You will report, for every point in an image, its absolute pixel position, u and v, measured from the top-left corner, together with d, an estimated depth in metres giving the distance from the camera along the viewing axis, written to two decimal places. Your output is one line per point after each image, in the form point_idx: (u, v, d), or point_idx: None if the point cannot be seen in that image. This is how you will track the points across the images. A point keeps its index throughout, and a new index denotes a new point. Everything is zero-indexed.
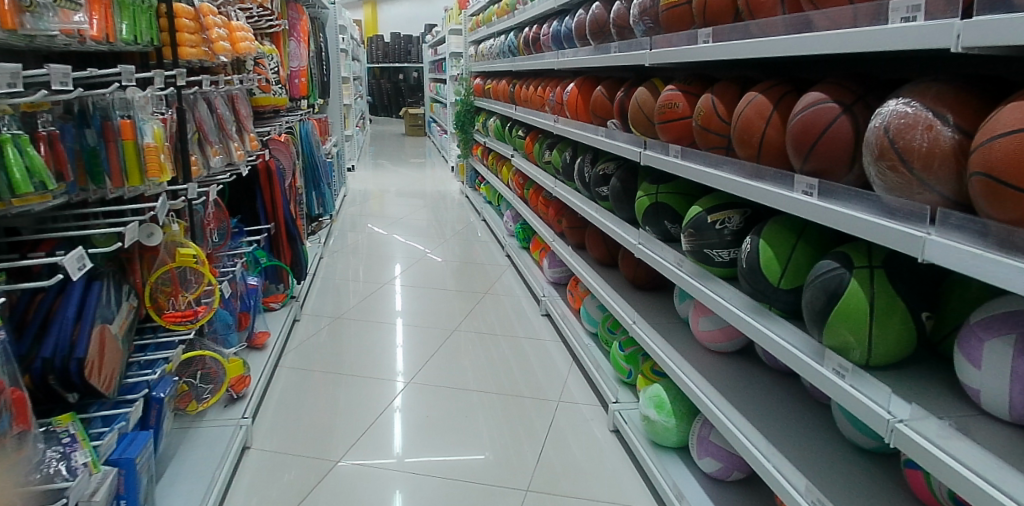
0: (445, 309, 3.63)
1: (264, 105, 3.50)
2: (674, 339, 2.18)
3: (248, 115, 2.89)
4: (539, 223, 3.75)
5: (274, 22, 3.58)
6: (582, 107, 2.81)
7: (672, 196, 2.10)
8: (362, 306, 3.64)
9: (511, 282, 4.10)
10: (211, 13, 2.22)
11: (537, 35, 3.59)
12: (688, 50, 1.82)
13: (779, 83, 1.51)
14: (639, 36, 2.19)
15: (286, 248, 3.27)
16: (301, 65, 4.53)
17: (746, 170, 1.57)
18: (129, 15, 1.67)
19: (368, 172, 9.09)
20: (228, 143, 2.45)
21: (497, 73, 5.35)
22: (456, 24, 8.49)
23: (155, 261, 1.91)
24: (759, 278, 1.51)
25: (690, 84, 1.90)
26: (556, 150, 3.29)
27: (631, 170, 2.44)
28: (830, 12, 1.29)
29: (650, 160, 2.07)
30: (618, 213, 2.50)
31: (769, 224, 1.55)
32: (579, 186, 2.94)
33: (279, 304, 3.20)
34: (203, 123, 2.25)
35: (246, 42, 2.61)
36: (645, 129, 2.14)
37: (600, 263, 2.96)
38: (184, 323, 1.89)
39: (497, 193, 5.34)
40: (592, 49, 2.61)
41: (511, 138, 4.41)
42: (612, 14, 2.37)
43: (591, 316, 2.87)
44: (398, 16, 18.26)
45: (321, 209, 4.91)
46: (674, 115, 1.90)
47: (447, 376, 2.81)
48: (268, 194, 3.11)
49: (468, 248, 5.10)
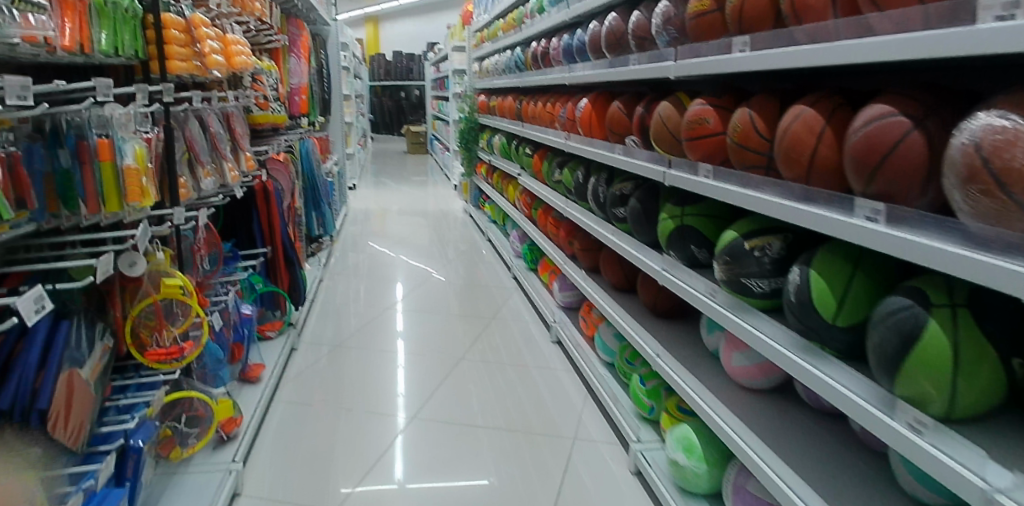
0: (450, 335, 3.45)
1: (262, 123, 3.33)
2: (702, 374, 2.01)
3: (244, 133, 2.74)
4: (549, 244, 3.58)
5: (272, 37, 3.44)
6: (596, 122, 2.66)
7: (700, 219, 1.96)
8: (363, 332, 3.47)
9: (519, 306, 3.93)
10: (204, 24, 2.06)
11: (546, 49, 3.45)
12: (720, 60, 1.67)
13: (829, 95, 1.36)
14: (661, 47, 2.05)
15: (284, 272, 3.10)
16: (302, 82, 4.40)
17: (795, 193, 1.41)
18: (110, 24, 1.51)
19: (370, 190, 8.96)
20: (222, 165, 2.30)
21: (502, 90, 5.22)
22: (457, 40, 8.38)
23: (138, 293, 1.75)
24: (811, 316, 1.36)
25: (721, 98, 1.75)
26: (566, 169, 3.15)
27: (651, 191, 2.28)
28: (894, 14, 1.13)
29: (676, 180, 1.92)
30: (638, 236, 2.34)
31: (819, 253, 1.40)
32: (593, 207, 2.79)
33: (275, 333, 3.03)
34: (195, 141, 2.10)
35: (241, 56, 2.46)
36: (668, 146, 1.98)
37: (616, 289, 2.79)
38: (169, 361, 1.74)
39: (502, 212, 5.19)
40: (608, 62, 2.46)
41: (517, 156, 4.25)
42: (631, 25, 2.23)
43: (607, 345, 2.71)
44: (401, 35, 18.34)
45: (321, 229, 4.74)
46: (704, 131, 1.74)
47: (453, 411, 2.63)
48: (266, 216, 2.95)
49: (473, 269, 4.93)
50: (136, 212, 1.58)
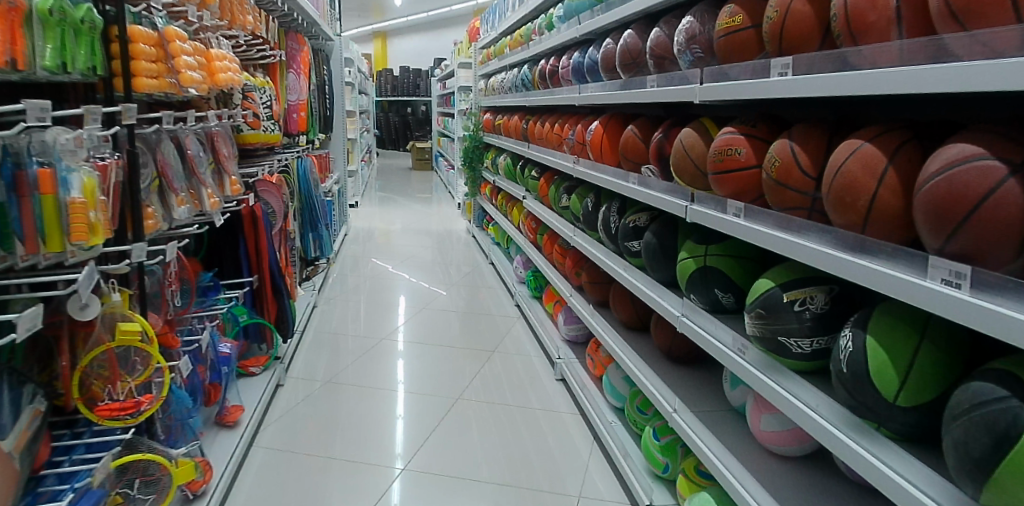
0: (448, 370, 3.22)
1: (252, 143, 3.10)
2: (724, 434, 1.79)
3: (231, 155, 2.56)
4: (554, 272, 3.38)
5: (267, 52, 3.27)
6: (607, 147, 2.47)
7: (725, 260, 1.75)
8: (357, 365, 3.25)
9: (522, 337, 3.71)
10: (183, 39, 1.87)
11: (554, 68, 3.26)
12: (756, 85, 1.47)
13: (892, 129, 1.18)
14: (683, 69, 1.86)
15: (271, 303, 2.90)
16: (301, 99, 4.22)
17: (847, 241, 1.20)
18: (58, 36, 1.30)
19: (374, 207, 8.77)
20: (199, 191, 2.10)
21: (508, 109, 5.05)
22: (464, 57, 8.24)
23: (89, 340, 1.57)
24: (866, 391, 1.15)
25: (754, 127, 1.55)
26: (574, 195, 2.95)
27: (668, 224, 2.07)
28: (981, 33, 0.93)
29: (700, 216, 1.72)
30: (652, 274, 2.13)
31: (876, 313, 1.19)
32: (602, 237, 2.58)
33: (258, 369, 2.83)
34: (170, 165, 1.91)
35: (226, 73, 2.28)
36: (691, 178, 1.78)
37: (627, 327, 2.57)
38: (123, 417, 1.59)
39: (506, 235, 4.99)
40: (623, 83, 2.27)
41: (523, 179, 4.06)
42: (649, 43, 2.03)
43: (616, 389, 2.50)
44: (410, 51, 18.28)
45: (318, 251, 4.54)
46: (734, 164, 1.55)
47: (449, 460, 2.41)
48: (253, 245, 2.76)
49: (474, 293, 4.72)
50: (84, 253, 1.37)
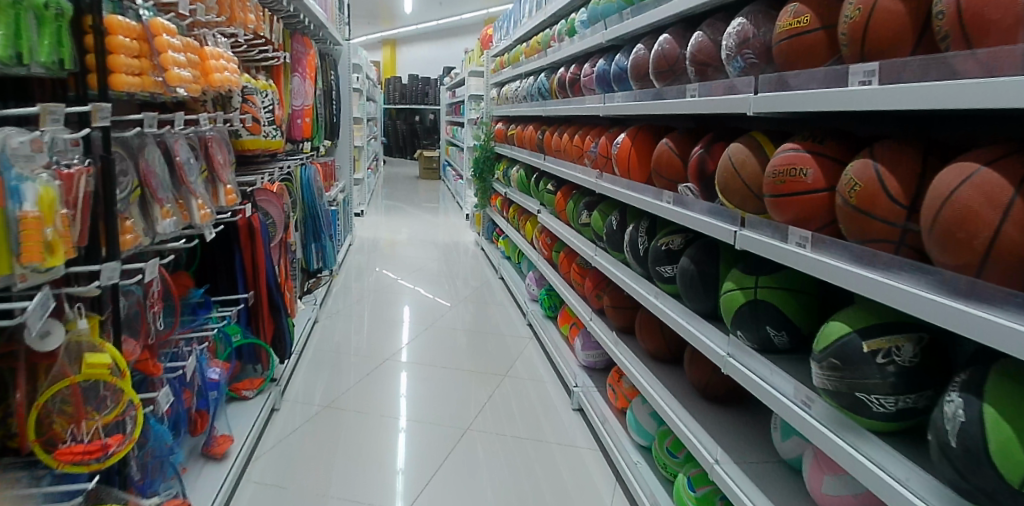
0: (457, 396, 3.00)
1: (252, 149, 2.91)
2: (775, 492, 1.56)
3: (227, 162, 2.36)
4: (571, 293, 3.17)
5: (269, 53, 3.08)
6: (636, 162, 2.26)
7: (778, 293, 1.56)
8: (359, 389, 3.04)
9: (535, 360, 3.50)
10: (170, 32, 1.67)
11: (575, 76, 3.07)
12: (828, 95, 1.26)
13: (1014, 150, 0.97)
14: (732, 76, 1.65)
15: (268, 321, 2.66)
16: (306, 104, 4.02)
17: (954, 286, 0.99)
18: (8, 20, 1.16)
19: (380, 216, 8.58)
20: (188, 201, 1.90)
21: (522, 118, 4.86)
22: (475, 65, 8.09)
23: (51, 371, 1.35)
24: (982, 472, 0.94)
25: (823, 144, 1.35)
26: (596, 212, 2.74)
27: (708, 249, 1.86)
28: None
29: (752, 244, 1.51)
30: (688, 304, 1.92)
31: (991, 374, 0.98)
32: (629, 259, 2.36)
33: (252, 392, 2.59)
34: (155, 173, 1.71)
35: (222, 74, 2.09)
36: (740, 198, 1.57)
37: (654, 358, 2.35)
38: (86, 462, 1.36)
39: (518, 249, 4.79)
40: (656, 92, 2.06)
41: (538, 192, 3.86)
42: (690, 48, 1.83)
43: (642, 426, 2.28)
44: (420, 58, 18.18)
45: (320, 262, 4.29)
46: (798, 186, 1.34)
47: (458, 501, 2.19)
48: (249, 257, 2.56)
49: (483, 309, 4.50)
50: (39, 275, 1.16)
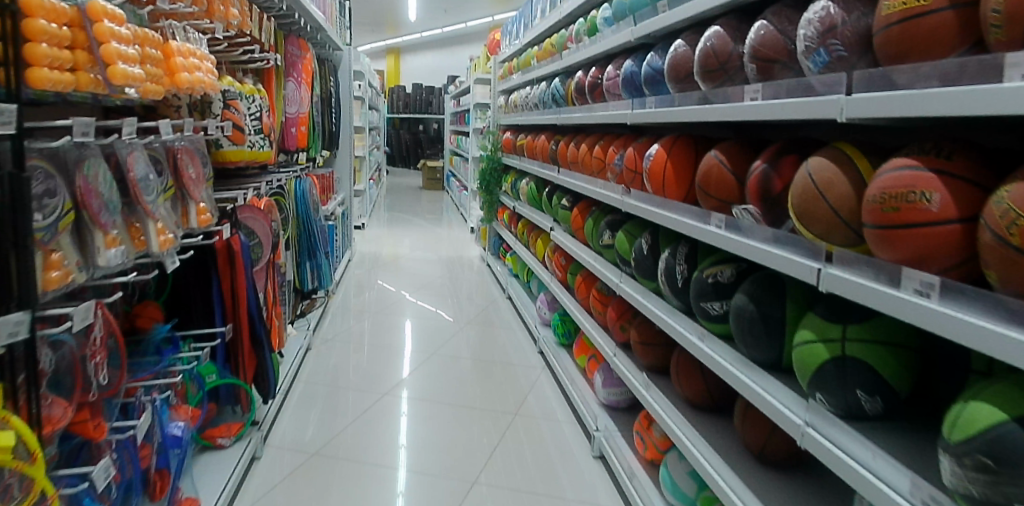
0: (463, 441, 2.67)
1: (236, 161, 2.60)
2: None
3: (201, 176, 2.05)
4: (590, 321, 2.85)
5: (257, 55, 2.78)
6: (674, 178, 1.95)
7: (872, 349, 1.25)
8: (354, 431, 2.71)
9: (548, 394, 3.17)
10: (117, 20, 1.34)
11: (596, 80, 2.76)
12: (960, 94, 0.94)
13: None
14: (808, 75, 1.34)
15: (248, 356, 2.33)
16: (301, 111, 3.71)
17: None
18: None
19: (383, 229, 8.27)
20: (144, 223, 1.59)
21: (532, 127, 4.57)
22: (480, 73, 7.82)
23: None
24: None
25: (951, 160, 1.04)
26: (621, 233, 2.42)
27: (771, 286, 1.54)
28: None
29: (844, 286, 1.19)
30: (745, 351, 1.59)
31: None
32: (663, 291, 2.04)
33: (228, 440, 2.26)
34: (97, 192, 1.40)
35: (190, 73, 1.77)
36: (825, 227, 1.25)
37: (693, 407, 2.02)
38: None
39: (527, 267, 4.48)
40: (701, 96, 1.75)
41: (551, 208, 3.55)
42: (750, 42, 1.51)
43: (679, 487, 1.94)
44: (424, 67, 17.97)
45: (315, 282, 3.98)
46: (917, 215, 1.03)
47: None
48: (229, 286, 2.25)
49: (489, 332, 4.18)
50: None
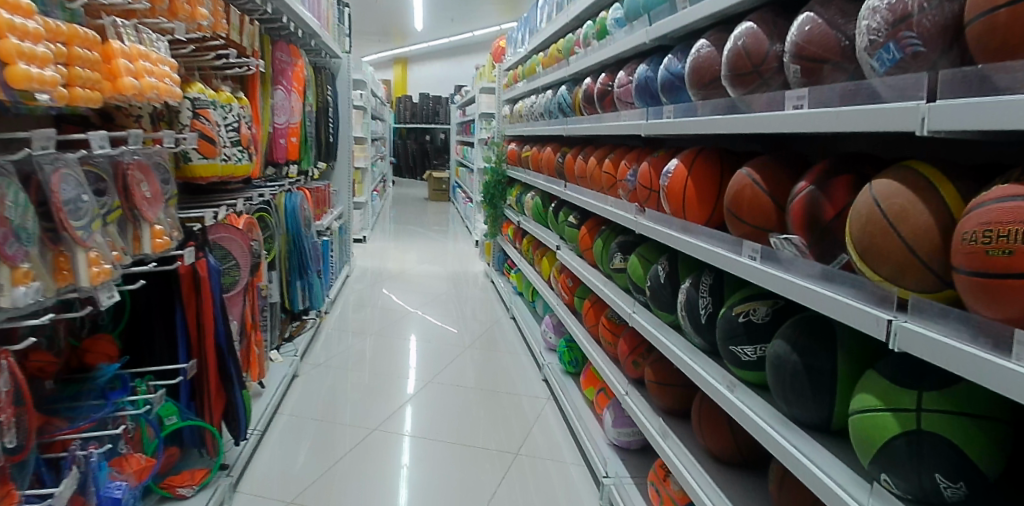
0: (457, 483, 2.40)
1: (209, 176, 2.36)
2: None
3: (159, 194, 1.81)
4: (599, 352, 2.58)
5: (236, 60, 2.55)
6: (696, 198, 1.69)
7: (955, 422, 0.98)
8: (337, 472, 2.44)
9: (554, 430, 2.89)
10: (25, 13, 1.12)
11: (607, 87, 2.51)
12: None
13: None
14: (871, 79, 1.08)
15: (215, 395, 2.08)
16: (291, 121, 3.48)
17: None
18: None
19: (387, 241, 8.04)
20: (72, 254, 1.34)
21: (538, 138, 4.33)
22: (485, 82, 7.57)
23: None
24: None
25: None
26: (634, 257, 2.16)
27: (818, 332, 1.28)
28: None
29: (926, 345, 0.91)
30: (785, 408, 1.32)
31: None
32: (683, 326, 1.77)
33: (191, 491, 2.00)
34: (2, 218, 1.15)
35: (138, 77, 1.54)
36: (896, 268, 0.99)
37: (718, 462, 1.75)
38: None
39: (532, 287, 4.22)
40: (729, 104, 1.49)
41: (557, 225, 3.30)
42: (792, 40, 1.26)
43: None
44: (432, 76, 17.80)
45: (306, 302, 3.73)
46: None
47: None
48: (194, 316, 2.01)
49: (491, 355, 3.92)
50: None
